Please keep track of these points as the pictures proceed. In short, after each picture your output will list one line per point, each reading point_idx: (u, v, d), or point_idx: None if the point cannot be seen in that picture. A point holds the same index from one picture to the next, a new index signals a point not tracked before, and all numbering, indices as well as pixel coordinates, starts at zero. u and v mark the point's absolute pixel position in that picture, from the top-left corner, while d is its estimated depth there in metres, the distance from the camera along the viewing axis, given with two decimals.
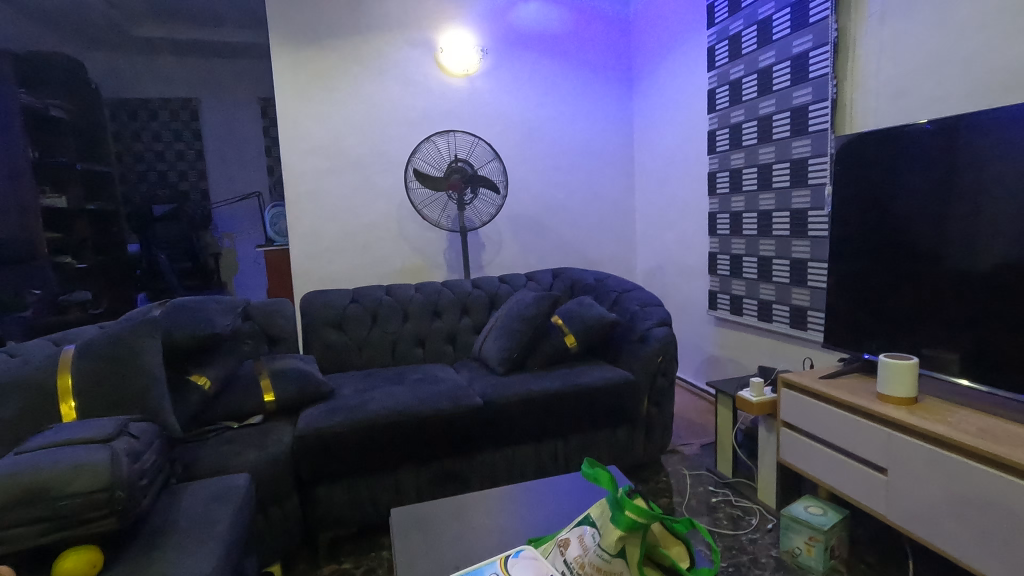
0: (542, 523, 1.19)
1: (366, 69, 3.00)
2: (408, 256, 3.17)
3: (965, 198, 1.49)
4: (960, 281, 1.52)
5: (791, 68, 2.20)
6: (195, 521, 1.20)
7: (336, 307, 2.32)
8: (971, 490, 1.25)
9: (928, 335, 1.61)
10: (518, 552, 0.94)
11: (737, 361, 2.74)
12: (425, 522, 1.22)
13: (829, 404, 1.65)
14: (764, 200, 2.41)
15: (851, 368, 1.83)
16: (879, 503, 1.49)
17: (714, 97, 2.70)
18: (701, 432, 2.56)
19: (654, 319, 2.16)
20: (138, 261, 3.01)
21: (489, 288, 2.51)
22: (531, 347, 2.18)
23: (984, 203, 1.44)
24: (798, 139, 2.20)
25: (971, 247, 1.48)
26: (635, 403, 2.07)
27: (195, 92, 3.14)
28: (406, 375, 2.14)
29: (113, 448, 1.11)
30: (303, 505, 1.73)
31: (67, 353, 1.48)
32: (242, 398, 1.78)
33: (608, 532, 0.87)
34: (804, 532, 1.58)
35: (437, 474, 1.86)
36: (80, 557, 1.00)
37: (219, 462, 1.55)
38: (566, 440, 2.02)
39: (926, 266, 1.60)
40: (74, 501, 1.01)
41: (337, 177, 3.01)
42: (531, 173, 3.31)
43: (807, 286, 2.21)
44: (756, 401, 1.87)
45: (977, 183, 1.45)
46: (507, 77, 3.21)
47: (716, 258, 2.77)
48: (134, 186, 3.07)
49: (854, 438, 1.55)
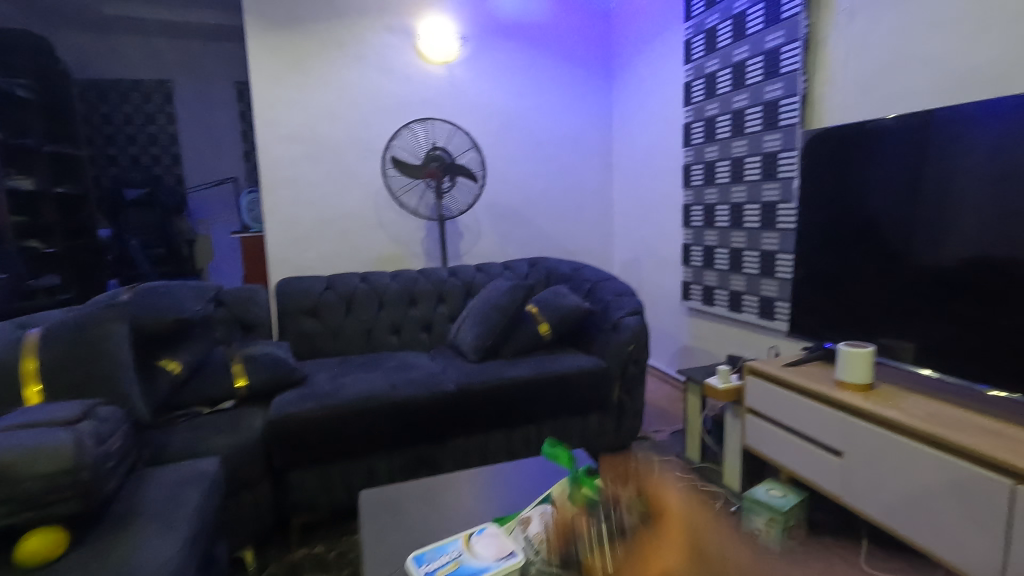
0: (510, 504, 1.22)
1: (343, 54, 2.96)
2: (386, 244, 3.16)
3: (930, 191, 1.54)
4: (917, 274, 1.58)
5: (764, 63, 2.24)
6: (163, 504, 1.20)
7: (312, 293, 2.31)
8: (921, 474, 1.31)
9: (886, 325, 1.68)
10: (482, 529, 0.97)
11: (709, 351, 2.80)
12: (394, 504, 1.24)
13: (791, 390, 1.70)
14: (736, 192, 2.45)
15: (814, 357, 1.89)
16: (836, 484, 1.55)
17: (690, 90, 2.73)
18: (671, 420, 2.62)
19: (627, 309, 2.20)
20: (109, 246, 2.92)
21: (465, 276, 2.52)
22: (505, 335, 2.20)
23: (947, 197, 1.49)
24: (769, 133, 2.24)
25: (934, 239, 1.53)
26: (606, 390, 2.11)
27: (170, 75, 3.14)
28: (381, 362, 2.15)
29: (78, 431, 1.11)
30: (275, 490, 1.73)
31: (32, 336, 1.46)
32: (213, 383, 1.77)
33: (565, 509, 0.89)
34: (763, 514, 1.65)
35: (410, 460, 1.88)
36: (43, 538, 1.00)
37: (189, 447, 1.55)
38: (539, 426, 2.05)
39: (890, 257, 1.65)
40: (36, 483, 1.01)
41: (314, 164, 2.98)
42: (510, 163, 3.31)
43: (775, 277, 2.27)
44: (722, 388, 1.92)
45: (944, 176, 1.50)
46: (487, 67, 3.20)
47: (689, 249, 2.82)
48: (105, 169, 3.03)
49: (814, 423, 1.60)
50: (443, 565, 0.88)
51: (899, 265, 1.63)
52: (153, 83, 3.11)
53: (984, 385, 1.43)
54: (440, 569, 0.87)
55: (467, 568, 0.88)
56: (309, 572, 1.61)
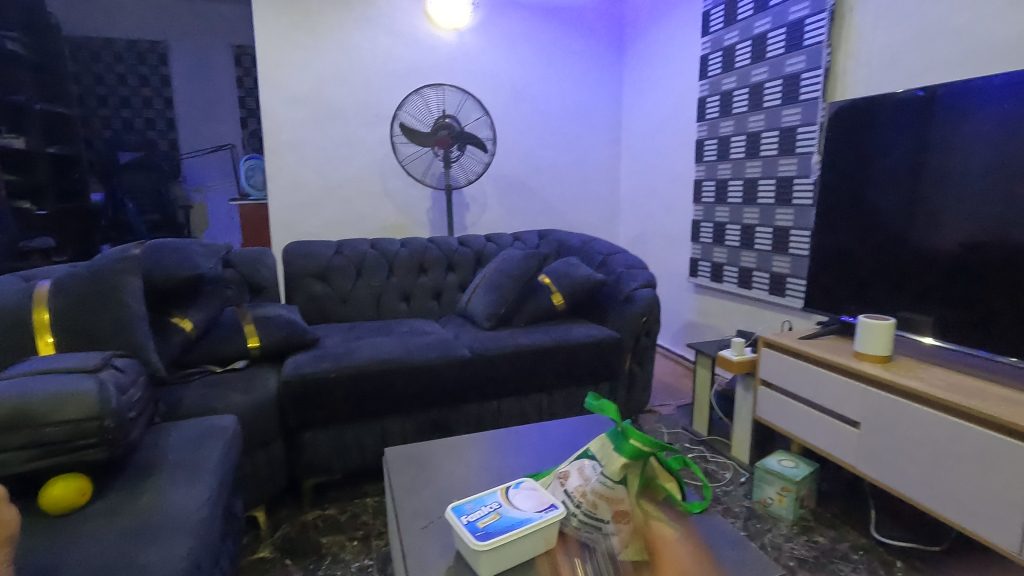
0: (538, 462, 1.22)
1: (350, 15, 2.87)
2: (390, 213, 3.11)
3: (924, 173, 1.59)
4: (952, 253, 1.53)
5: (786, 35, 2.20)
6: (183, 456, 1.18)
7: (321, 258, 2.27)
8: (943, 444, 1.32)
9: (905, 299, 1.66)
10: (518, 483, 0.96)
11: (715, 328, 2.80)
12: (420, 459, 1.23)
13: (808, 362, 1.70)
14: (751, 167, 2.44)
15: (829, 331, 1.87)
16: (850, 454, 1.57)
17: (707, 63, 2.68)
18: (677, 394, 2.63)
19: (640, 281, 2.18)
20: (103, 210, 3.00)
21: (475, 245, 2.49)
22: (518, 304, 2.18)
23: (945, 179, 1.54)
24: (789, 107, 2.22)
25: (929, 220, 1.58)
26: (619, 360, 2.10)
27: (165, 35, 3.13)
28: (391, 328, 2.12)
29: (100, 378, 1.09)
30: (288, 453, 1.71)
31: (42, 288, 1.42)
32: (227, 342, 1.74)
33: (611, 461, 0.89)
34: (776, 484, 1.66)
35: (423, 425, 1.86)
36: (69, 484, 0.97)
37: (204, 403, 1.52)
38: (551, 394, 2.04)
39: (890, 235, 1.69)
40: (62, 429, 0.98)
41: (319, 128, 2.91)
42: (518, 135, 3.26)
43: (788, 253, 2.26)
44: (736, 359, 1.92)
45: (942, 154, 1.54)
46: (497, 34, 3.13)
47: (699, 226, 2.80)
48: (97, 133, 3.03)
49: (829, 393, 1.62)
50: (483, 516, 0.87)
51: (893, 243, 1.68)
52: (148, 44, 3.10)
53: (984, 351, 1.48)
54: (481, 520, 0.86)
55: (507, 518, 0.86)
56: (324, 533, 1.60)
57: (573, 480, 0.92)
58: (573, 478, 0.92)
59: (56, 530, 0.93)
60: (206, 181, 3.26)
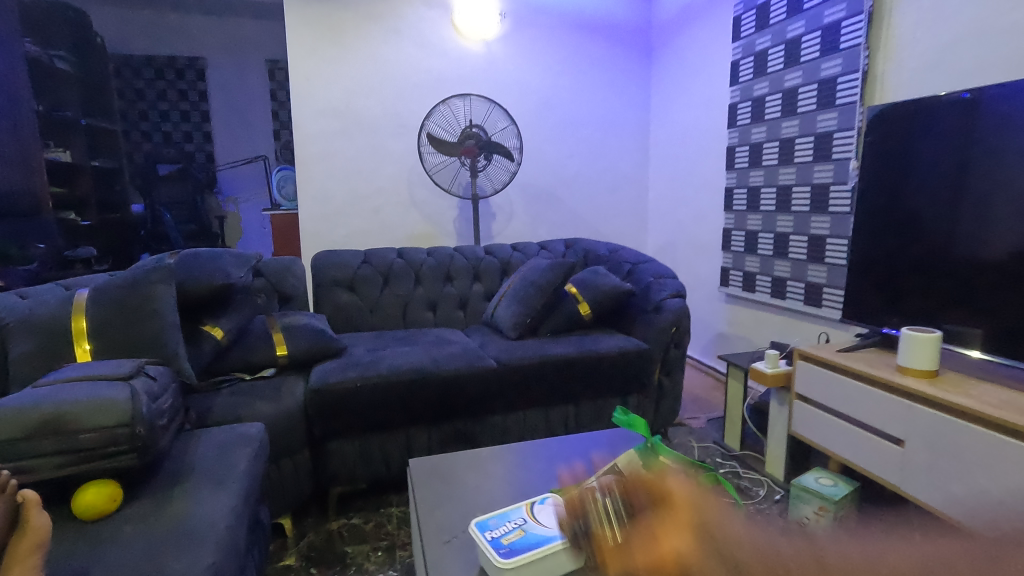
0: (565, 476, 1.19)
1: (380, 28, 2.91)
2: (417, 223, 3.13)
3: (969, 181, 1.51)
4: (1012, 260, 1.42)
5: (821, 39, 2.14)
6: (210, 465, 1.18)
7: (349, 267, 2.29)
8: (996, 466, 1.23)
9: (951, 310, 1.57)
10: (544, 499, 0.94)
11: (747, 339, 2.72)
12: (444, 471, 1.22)
13: (847, 376, 1.62)
14: (785, 174, 2.37)
15: (870, 343, 1.78)
16: (893, 474, 1.48)
17: (738, 69, 2.63)
18: (707, 407, 2.57)
19: (669, 291, 2.13)
20: (143, 221, 3.12)
21: (501, 254, 2.48)
22: (544, 314, 2.16)
23: (998, 188, 1.45)
24: (824, 112, 2.15)
25: (973, 231, 1.51)
26: (648, 372, 2.05)
27: (202, 51, 3.29)
28: (417, 337, 2.12)
29: (132, 386, 1.10)
30: (314, 461, 1.71)
31: (82, 296, 1.46)
32: (256, 350, 1.76)
33: (640, 479, 0.85)
34: (813, 502, 1.58)
35: (448, 436, 1.85)
36: (99, 491, 0.99)
37: (233, 411, 1.54)
38: (578, 406, 2.00)
39: (936, 244, 1.61)
40: (94, 435, 1.00)
41: (348, 139, 2.95)
42: (544, 144, 3.25)
43: (824, 262, 2.19)
44: (771, 372, 1.86)
45: (992, 157, 1.46)
46: (524, 43, 3.13)
47: (730, 234, 2.74)
48: (138, 146, 3.25)
49: (870, 408, 1.54)
50: (508, 532, 0.86)
51: (940, 252, 1.60)
52: (186, 59, 3.26)
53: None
54: (505, 536, 0.86)
55: (532, 536, 0.85)
56: (348, 542, 1.60)
57: (597, 497, 0.90)
58: (597, 496, 0.90)
59: (88, 537, 0.94)
60: (240, 192, 3.45)
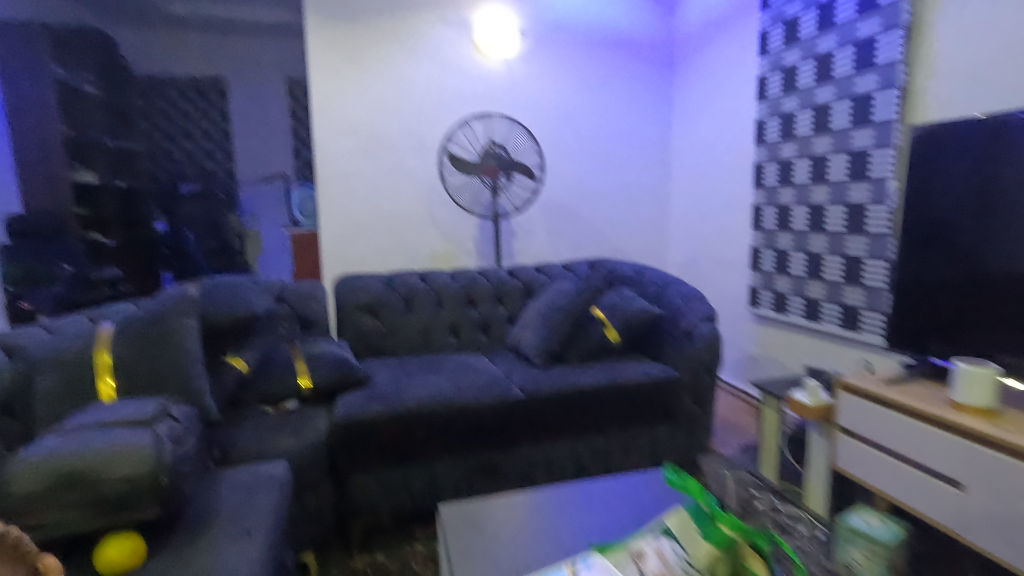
0: (606, 530, 1.14)
1: (400, 48, 2.90)
2: (438, 242, 3.09)
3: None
4: None
5: (855, 54, 2.07)
6: (237, 511, 1.15)
7: (370, 291, 2.26)
8: None
9: (1008, 342, 1.48)
10: (588, 561, 0.90)
11: (779, 362, 2.63)
12: (478, 520, 1.17)
13: (895, 412, 1.54)
14: (817, 193, 2.29)
15: (919, 374, 1.69)
16: (951, 518, 1.40)
17: (765, 84, 2.56)
18: (739, 433, 2.47)
19: (700, 315, 2.05)
20: (165, 239, 3.15)
21: (525, 276, 2.44)
22: (571, 339, 2.10)
23: None
24: (859, 130, 2.08)
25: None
26: (679, 400, 1.97)
27: (220, 70, 3.22)
28: (440, 364, 2.07)
29: (156, 432, 1.07)
30: (338, 496, 1.67)
31: (105, 330, 1.43)
32: (279, 381, 1.71)
33: (696, 547, 0.81)
34: (861, 545, 1.44)
35: (474, 469, 1.79)
36: (122, 546, 0.96)
37: (256, 447, 1.50)
38: (607, 437, 1.93)
39: (989, 271, 1.52)
40: (117, 487, 0.96)
41: (368, 159, 2.93)
42: (565, 161, 3.21)
43: (862, 285, 2.10)
44: (812, 404, 1.77)
45: None
46: (544, 60, 3.10)
47: (759, 253, 2.66)
48: (159, 164, 3.17)
49: (922, 447, 1.46)
50: None
51: (994, 280, 1.50)
52: (209, 79, 3.21)
53: None
54: None
55: None
56: None
57: (649, 558, 0.84)
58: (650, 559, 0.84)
59: None
60: (258, 209, 3.30)
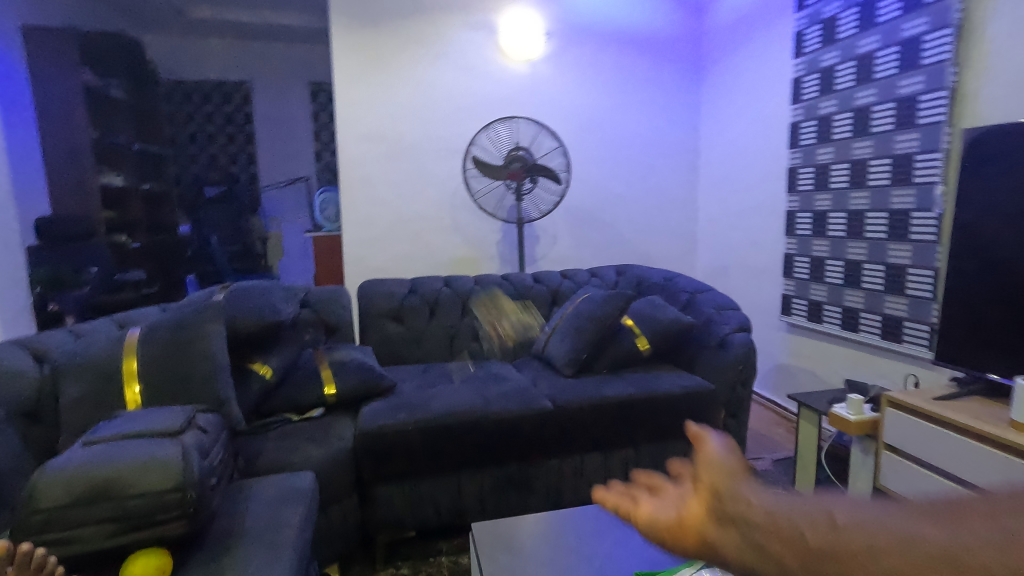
0: (646, 555, 1.08)
1: (426, 52, 2.88)
2: (461, 247, 3.06)
3: None
4: None
5: (899, 54, 1.99)
6: (264, 525, 1.11)
7: (395, 297, 2.23)
8: None
9: None
10: None
11: (813, 373, 2.54)
12: (511, 540, 1.12)
13: (947, 429, 1.46)
14: (856, 198, 2.21)
15: (971, 390, 1.60)
16: None
17: (800, 86, 2.48)
18: (772, 446, 2.38)
19: (734, 324, 1.98)
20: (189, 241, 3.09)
21: (551, 283, 2.39)
22: (600, 348, 2.04)
23: None
24: (903, 133, 1.99)
25: None
26: (713, 413, 1.90)
27: (247, 75, 3.38)
28: (465, 372, 2.03)
29: (183, 443, 1.04)
30: (363, 507, 1.63)
31: (132, 335, 1.42)
32: (304, 388, 1.70)
33: None
34: None
35: (501, 482, 1.74)
36: (148, 563, 0.93)
37: (281, 457, 1.47)
38: (638, 450, 1.86)
39: None
40: (144, 501, 0.93)
41: (392, 163, 2.91)
42: (591, 165, 3.15)
43: (905, 295, 2.02)
44: (855, 419, 1.69)
45: None
46: (570, 63, 3.05)
47: (792, 261, 2.57)
48: (185, 168, 3.36)
49: (975, 466, 1.37)
50: None
51: None
52: (233, 84, 3.37)
53: None
54: None
55: None
56: None
57: None
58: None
59: None
60: (281, 213, 3.42)
